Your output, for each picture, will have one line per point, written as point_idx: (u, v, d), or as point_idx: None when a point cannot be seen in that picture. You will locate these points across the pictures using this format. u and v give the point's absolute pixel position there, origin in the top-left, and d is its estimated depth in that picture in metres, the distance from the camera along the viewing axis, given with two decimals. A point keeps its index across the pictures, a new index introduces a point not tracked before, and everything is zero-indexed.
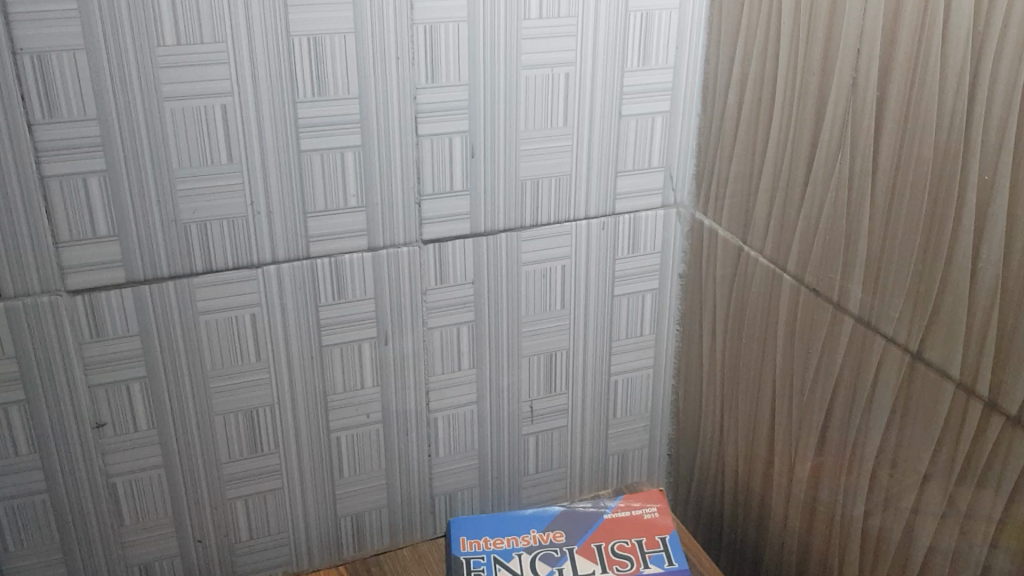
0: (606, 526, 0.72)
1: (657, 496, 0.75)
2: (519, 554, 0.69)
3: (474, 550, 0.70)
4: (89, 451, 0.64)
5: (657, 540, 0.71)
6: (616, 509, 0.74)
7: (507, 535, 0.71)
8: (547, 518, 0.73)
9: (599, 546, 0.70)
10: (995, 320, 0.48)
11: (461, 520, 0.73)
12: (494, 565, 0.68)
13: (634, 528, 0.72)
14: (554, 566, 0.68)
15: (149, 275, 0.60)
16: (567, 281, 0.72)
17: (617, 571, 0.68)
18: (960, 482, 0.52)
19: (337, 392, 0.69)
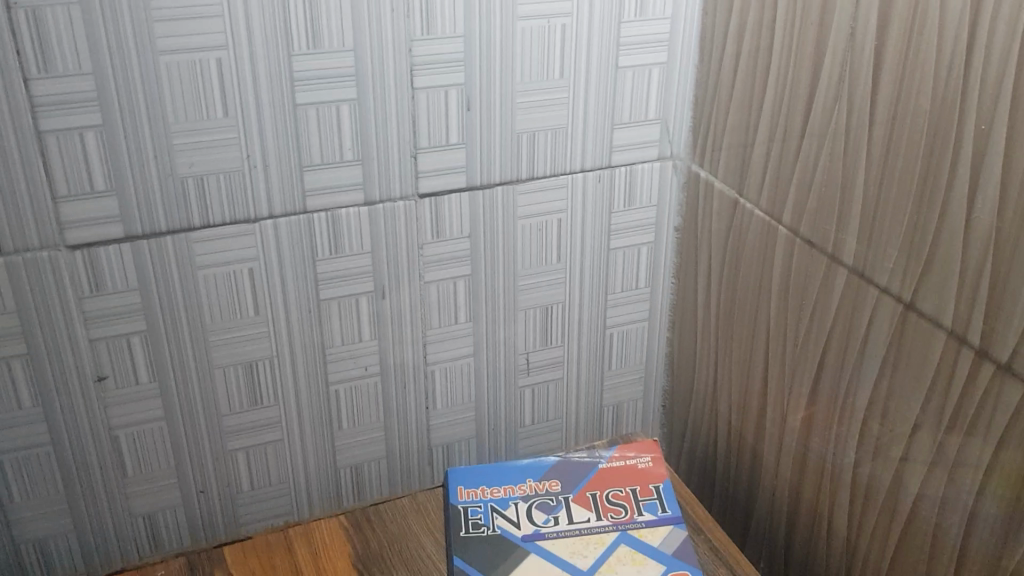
0: (601, 476, 0.73)
1: (651, 446, 0.76)
2: (515, 504, 0.71)
3: (471, 499, 0.72)
4: (92, 404, 0.64)
5: (651, 489, 0.72)
6: (611, 459, 0.75)
7: (504, 484, 0.73)
8: (543, 468, 0.74)
9: (594, 495, 0.71)
10: (987, 270, 0.49)
11: (459, 470, 0.74)
12: (491, 513, 0.70)
13: (628, 478, 0.73)
14: (550, 515, 0.70)
15: (147, 230, 0.61)
16: (563, 234, 0.73)
17: (612, 519, 0.69)
18: (950, 429, 0.53)
19: (335, 345, 0.69)
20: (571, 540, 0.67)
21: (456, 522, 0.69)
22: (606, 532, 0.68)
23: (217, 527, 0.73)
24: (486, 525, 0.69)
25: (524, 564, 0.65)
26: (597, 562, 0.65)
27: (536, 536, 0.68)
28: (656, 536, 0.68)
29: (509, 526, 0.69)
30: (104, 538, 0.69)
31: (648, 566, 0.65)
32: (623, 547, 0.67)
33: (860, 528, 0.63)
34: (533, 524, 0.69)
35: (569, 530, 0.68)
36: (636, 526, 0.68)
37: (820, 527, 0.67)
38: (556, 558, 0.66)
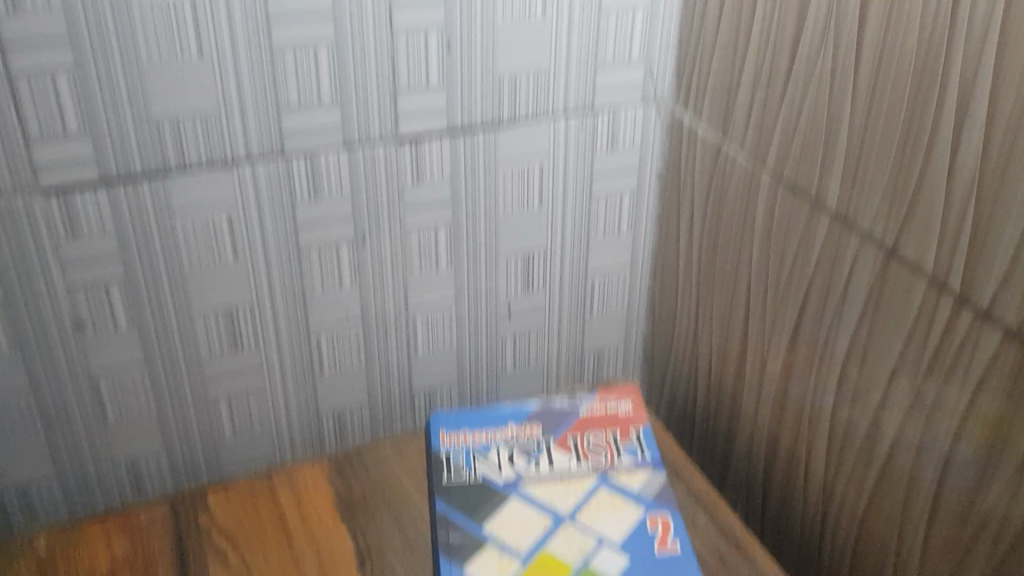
0: (582, 421, 0.74)
1: (631, 391, 0.77)
2: (497, 449, 0.71)
3: (453, 445, 0.71)
4: (71, 351, 0.64)
5: (631, 434, 0.73)
6: (592, 404, 0.75)
7: (486, 431, 0.73)
8: (524, 414, 0.74)
9: (575, 440, 0.72)
10: (970, 216, 0.49)
11: (441, 415, 0.74)
12: (473, 459, 0.70)
13: (609, 423, 0.74)
14: (531, 460, 0.70)
15: (123, 175, 0.60)
16: (546, 179, 0.72)
17: (593, 465, 0.70)
18: (928, 375, 0.54)
19: (316, 292, 0.69)
20: (552, 485, 0.68)
21: (439, 467, 0.70)
22: (587, 477, 0.69)
23: (200, 473, 0.73)
24: (468, 470, 0.69)
25: (506, 508, 0.66)
26: (578, 506, 0.66)
27: (518, 481, 0.69)
28: (636, 480, 0.69)
29: (491, 471, 0.69)
30: (87, 485, 0.69)
31: (628, 509, 0.66)
32: (603, 491, 0.68)
33: (837, 472, 0.64)
34: (514, 469, 0.70)
35: (550, 476, 0.69)
36: (617, 471, 0.69)
37: (798, 470, 0.68)
38: (538, 502, 0.67)
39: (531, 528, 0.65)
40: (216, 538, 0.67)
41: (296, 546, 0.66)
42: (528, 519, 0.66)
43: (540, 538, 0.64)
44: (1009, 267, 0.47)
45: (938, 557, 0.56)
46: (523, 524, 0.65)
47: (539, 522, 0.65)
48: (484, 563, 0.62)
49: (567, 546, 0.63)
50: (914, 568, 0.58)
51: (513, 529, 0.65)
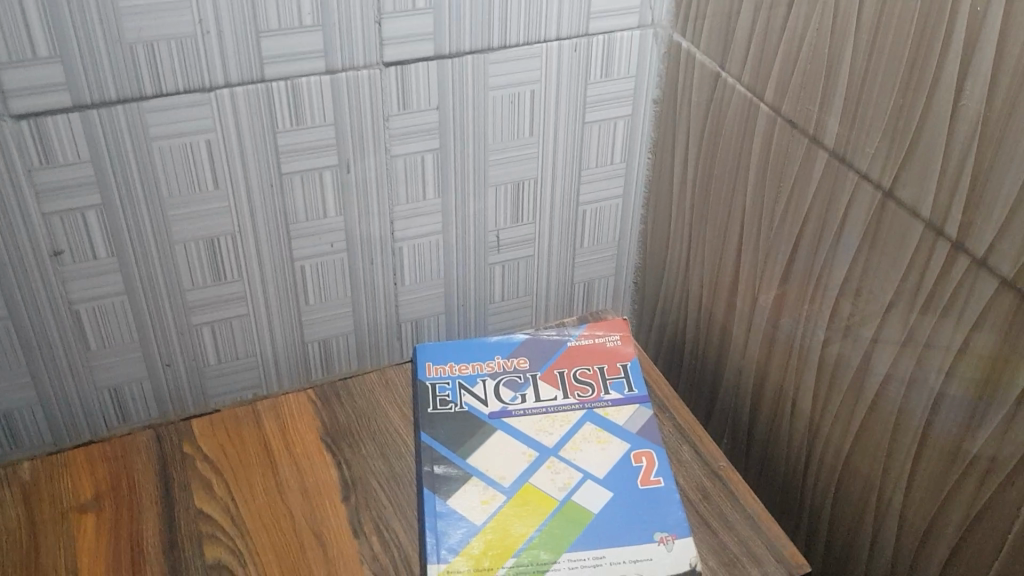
0: (569, 353, 0.73)
1: (621, 325, 0.76)
2: (483, 380, 0.71)
3: (440, 375, 0.72)
4: (49, 278, 0.63)
5: (619, 368, 0.72)
6: (580, 337, 0.75)
7: (472, 361, 0.73)
8: (512, 346, 0.74)
9: (562, 373, 0.72)
10: (972, 158, 0.47)
11: (429, 346, 0.74)
12: (458, 389, 0.70)
13: (596, 356, 0.73)
14: (517, 392, 0.70)
15: (96, 99, 0.58)
16: (537, 105, 0.70)
17: (578, 398, 0.69)
18: (920, 319, 0.53)
19: (299, 221, 0.68)
20: (537, 418, 0.68)
21: (424, 399, 0.70)
22: (572, 410, 0.68)
23: (185, 400, 0.73)
24: (454, 402, 0.69)
25: (490, 441, 0.66)
26: (562, 440, 0.66)
27: (503, 413, 0.68)
28: (621, 414, 0.68)
29: (477, 404, 0.69)
30: (71, 411, 0.69)
31: (612, 444, 0.66)
32: (588, 425, 0.67)
33: (824, 409, 0.63)
34: (500, 402, 0.69)
35: (535, 408, 0.69)
36: (602, 404, 0.69)
37: (785, 406, 0.68)
38: (522, 435, 0.67)
39: (514, 461, 0.65)
40: (201, 465, 0.67)
41: (281, 475, 0.66)
42: (512, 452, 0.65)
43: (524, 471, 0.64)
44: (1009, 213, 0.45)
45: (920, 499, 0.56)
46: (506, 457, 0.65)
47: (523, 455, 0.65)
48: (468, 496, 0.62)
49: (550, 480, 0.63)
50: (897, 509, 0.58)
51: (496, 461, 0.65)
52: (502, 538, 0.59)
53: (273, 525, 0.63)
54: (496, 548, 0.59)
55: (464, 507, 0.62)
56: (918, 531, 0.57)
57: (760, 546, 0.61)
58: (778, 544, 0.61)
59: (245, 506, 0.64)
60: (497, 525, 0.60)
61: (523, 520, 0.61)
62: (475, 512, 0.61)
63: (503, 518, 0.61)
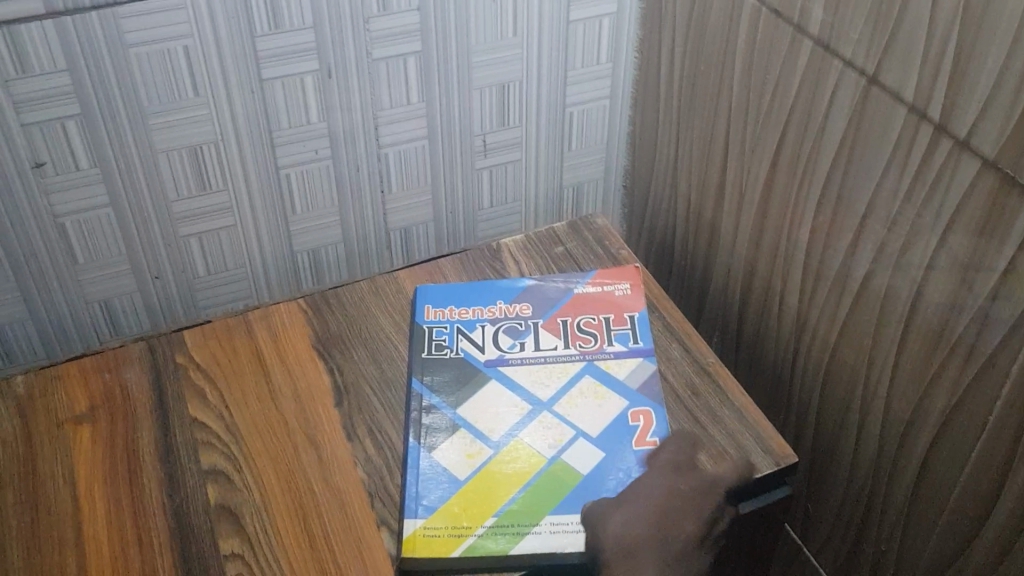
0: (576, 302, 0.71)
1: (632, 273, 0.74)
2: (482, 326, 0.70)
3: (439, 318, 0.71)
4: (32, 190, 0.62)
5: (625, 318, 0.70)
6: (586, 285, 0.73)
7: (474, 305, 0.72)
8: (516, 293, 0.73)
9: (564, 321, 0.70)
10: (954, 37, 0.46)
11: (430, 288, 0.73)
12: (456, 335, 0.70)
13: (602, 304, 0.71)
14: (516, 340, 0.69)
15: (69, 6, 0.56)
16: (520, 4, 0.68)
17: (580, 348, 0.68)
18: (904, 206, 0.53)
19: (283, 128, 0.67)
20: (534, 368, 0.66)
21: (420, 342, 0.69)
22: (572, 362, 0.67)
23: (175, 311, 0.73)
24: (449, 348, 0.69)
25: (483, 390, 0.65)
26: (558, 394, 0.64)
27: (500, 361, 0.67)
28: (621, 368, 0.66)
29: (472, 350, 0.68)
30: (62, 325, 0.69)
31: (610, 400, 0.64)
32: (587, 379, 0.65)
33: (811, 303, 0.64)
34: (497, 349, 0.68)
35: (534, 358, 0.67)
36: (604, 357, 0.67)
37: (773, 302, 0.68)
38: (517, 385, 0.65)
39: (506, 414, 0.63)
40: (194, 374, 0.67)
41: (273, 382, 0.67)
42: (505, 404, 0.64)
43: (515, 425, 0.63)
44: (990, 91, 0.45)
45: (904, 387, 0.57)
46: (498, 409, 0.64)
47: (516, 408, 0.64)
48: (453, 448, 0.61)
49: (541, 437, 0.62)
50: (882, 397, 0.59)
51: (487, 413, 0.64)
52: (484, 496, 0.58)
53: (268, 431, 0.64)
54: (476, 506, 0.58)
55: (449, 459, 0.61)
56: (902, 417, 0.58)
57: (747, 438, 0.62)
58: (765, 436, 0.62)
59: (239, 413, 0.65)
60: (480, 483, 0.59)
61: (508, 478, 0.59)
62: (459, 467, 0.60)
63: (487, 475, 0.60)
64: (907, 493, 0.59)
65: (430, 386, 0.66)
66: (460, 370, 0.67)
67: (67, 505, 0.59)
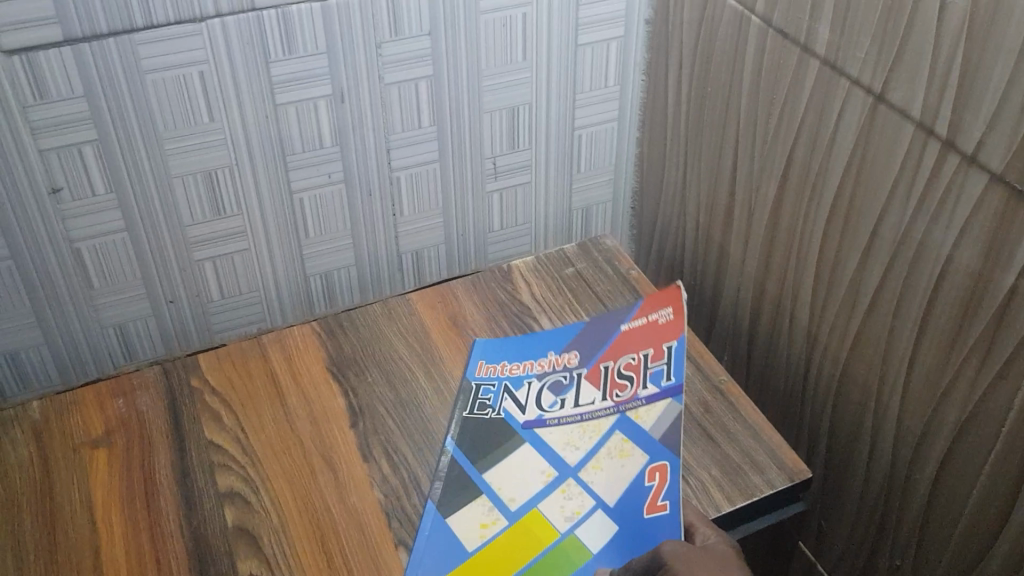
0: (620, 343, 0.68)
1: (673, 296, 0.69)
2: (530, 383, 0.67)
3: (488, 375, 0.69)
4: (49, 216, 0.63)
5: (663, 351, 0.66)
6: (632, 321, 0.69)
7: (524, 360, 0.69)
8: (567, 341, 0.70)
9: (606, 367, 0.67)
10: (961, 52, 0.47)
11: (489, 343, 0.71)
12: (501, 393, 0.67)
13: (645, 338, 0.68)
14: (558, 397, 0.66)
15: (87, 32, 0.57)
16: (529, 29, 0.69)
17: (615, 399, 0.64)
18: (914, 221, 0.53)
19: (296, 152, 0.68)
20: (568, 430, 0.63)
21: (462, 401, 0.67)
22: (605, 417, 0.63)
23: (190, 336, 0.73)
24: (492, 408, 0.66)
25: (513, 453, 0.62)
26: (585, 458, 0.61)
27: (538, 423, 0.64)
28: (650, 416, 0.62)
29: (514, 410, 0.65)
30: (77, 350, 0.70)
31: (632, 459, 0.60)
32: (617, 435, 0.62)
33: (822, 320, 0.64)
34: (538, 409, 0.65)
35: (571, 416, 0.64)
36: (635, 406, 0.63)
37: (783, 320, 0.68)
38: (547, 450, 0.62)
39: (530, 481, 0.60)
40: (209, 398, 0.68)
41: (288, 406, 0.67)
42: (530, 470, 0.61)
43: (535, 494, 0.59)
44: (996, 106, 0.46)
45: (917, 401, 0.57)
46: (523, 475, 0.61)
47: (541, 475, 0.61)
48: (470, 515, 0.59)
49: (559, 508, 0.58)
50: (894, 412, 0.59)
51: (511, 480, 0.61)
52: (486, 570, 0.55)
53: (284, 454, 0.64)
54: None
55: (460, 529, 0.58)
56: (915, 430, 0.58)
57: (761, 455, 0.62)
58: (778, 452, 0.62)
59: (255, 436, 0.65)
60: (486, 557, 0.56)
61: (518, 551, 0.56)
62: (470, 535, 0.58)
63: (498, 546, 0.57)
64: (921, 507, 0.59)
65: (465, 451, 0.63)
66: (496, 429, 0.64)
67: (85, 529, 0.60)
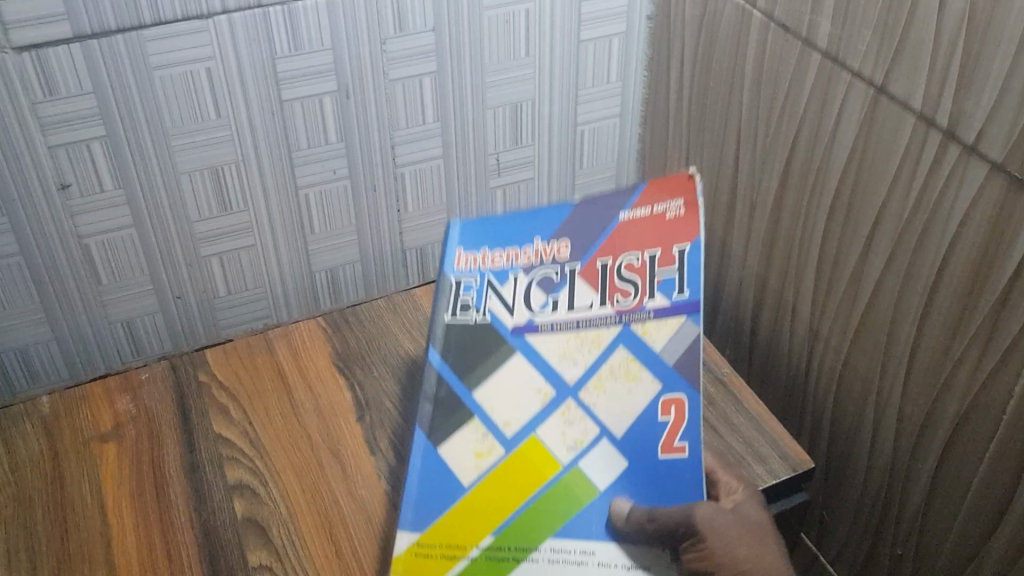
0: (618, 234, 0.60)
1: (682, 185, 0.59)
2: (515, 277, 0.61)
3: (468, 269, 0.62)
4: (58, 212, 0.63)
5: (673, 256, 0.57)
6: (632, 211, 0.60)
7: (507, 248, 0.62)
8: (555, 226, 0.62)
9: (604, 265, 0.59)
10: (961, 43, 0.47)
11: (466, 227, 0.64)
12: (485, 293, 0.61)
13: (650, 237, 0.59)
14: (549, 297, 0.60)
15: (96, 30, 0.58)
16: (533, 26, 0.70)
17: (617, 306, 0.57)
18: (915, 210, 0.54)
19: (302, 149, 0.68)
20: (564, 338, 0.58)
21: (443, 302, 0.61)
22: (606, 327, 0.57)
23: (196, 331, 0.74)
24: (476, 309, 0.60)
25: (506, 367, 0.58)
26: (586, 375, 0.56)
27: (528, 327, 0.59)
28: (660, 334, 0.56)
29: (502, 313, 0.60)
30: (85, 346, 0.70)
31: (640, 384, 0.55)
32: (621, 351, 0.56)
33: (824, 312, 0.65)
34: (527, 311, 0.59)
35: (566, 322, 0.58)
36: (641, 319, 0.56)
37: (785, 312, 0.69)
38: (543, 363, 0.57)
39: (527, 402, 0.56)
40: (217, 392, 0.69)
41: (295, 400, 0.68)
42: (526, 388, 0.57)
43: (534, 418, 0.56)
44: (996, 97, 0.46)
45: (919, 390, 0.58)
46: (518, 395, 0.57)
47: (539, 394, 0.57)
48: (463, 441, 0.56)
49: (561, 435, 0.55)
50: (896, 402, 0.60)
51: (506, 400, 0.57)
52: (486, 509, 0.53)
53: (292, 447, 0.65)
54: (474, 520, 0.53)
55: (455, 461, 0.55)
56: (916, 419, 0.59)
57: (763, 445, 0.63)
58: (781, 442, 0.63)
59: (263, 430, 0.66)
60: (482, 494, 0.53)
61: (518, 486, 0.53)
62: (466, 466, 0.55)
63: (495, 480, 0.54)
64: (923, 495, 0.60)
65: (452, 366, 0.58)
66: (484, 338, 0.59)
67: (95, 522, 0.60)
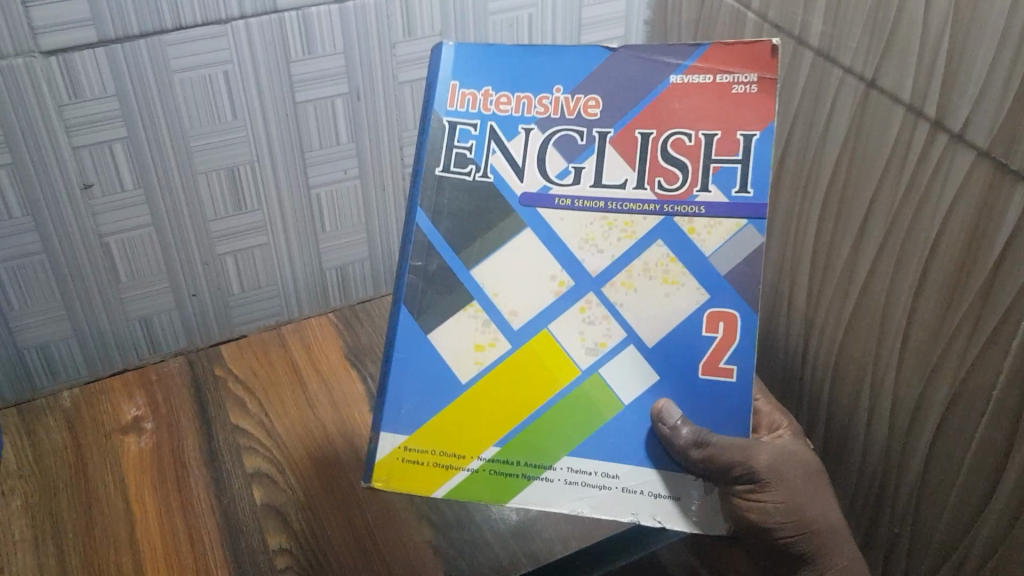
0: (666, 102, 0.53)
1: (758, 56, 0.51)
2: (524, 130, 0.54)
3: (467, 109, 0.55)
4: (80, 211, 0.66)
5: (735, 142, 0.51)
6: (691, 74, 0.52)
7: (518, 95, 0.55)
8: (581, 75, 0.54)
9: (646, 135, 0.53)
10: (947, 35, 0.50)
11: (468, 54, 0.56)
12: (487, 143, 0.54)
13: (710, 113, 0.52)
14: (569, 164, 0.53)
15: (121, 34, 0.60)
16: (535, 31, 0.73)
17: (658, 192, 0.52)
18: (905, 197, 0.57)
19: (314, 149, 0.71)
20: (586, 219, 0.53)
21: (436, 147, 0.55)
22: (641, 215, 0.52)
23: (211, 328, 0.76)
24: (476, 165, 0.54)
25: (513, 249, 0.53)
26: (611, 269, 0.52)
27: (539, 199, 0.53)
28: (713, 238, 0.51)
29: (505, 171, 0.54)
30: (103, 343, 0.72)
31: (678, 291, 0.52)
32: (659, 245, 0.52)
33: (818, 299, 0.67)
34: (542, 178, 0.53)
35: (589, 199, 0.53)
36: (688, 213, 0.51)
37: (782, 301, 0.72)
38: (557, 245, 0.53)
39: (539, 291, 0.53)
40: (233, 386, 0.72)
41: (309, 393, 0.71)
42: (537, 273, 0.53)
43: (545, 311, 0.53)
44: (981, 86, 0.49)
45: (911, 370, 0.60)
46: (529, 281, 0.53)
47: (552, 283, 0.53)
48: (463, 329, 0.54)
49: (578, 335, 0.53)
50: (890, 384, 0.63)
51: (514, 285, 0.53)
52: (490, 409, 0.53)
53: (308, 436, 0.67)
54: (477, 421, 0.53)
55: (448, 353, 0.54)
56: (910, 399, 0.61)
57: None
58: None
59: (279, 420, 0.68)
60: (484, 394, 0.53)
61: (533, 393, 0.53)
62: (464, 364, 0.53)
63: (499, 380, 0.53)
64: (918, 472, 0.62)
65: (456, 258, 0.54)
66: (485, 207, 0.54)
67: (119, 509, 0.62)
